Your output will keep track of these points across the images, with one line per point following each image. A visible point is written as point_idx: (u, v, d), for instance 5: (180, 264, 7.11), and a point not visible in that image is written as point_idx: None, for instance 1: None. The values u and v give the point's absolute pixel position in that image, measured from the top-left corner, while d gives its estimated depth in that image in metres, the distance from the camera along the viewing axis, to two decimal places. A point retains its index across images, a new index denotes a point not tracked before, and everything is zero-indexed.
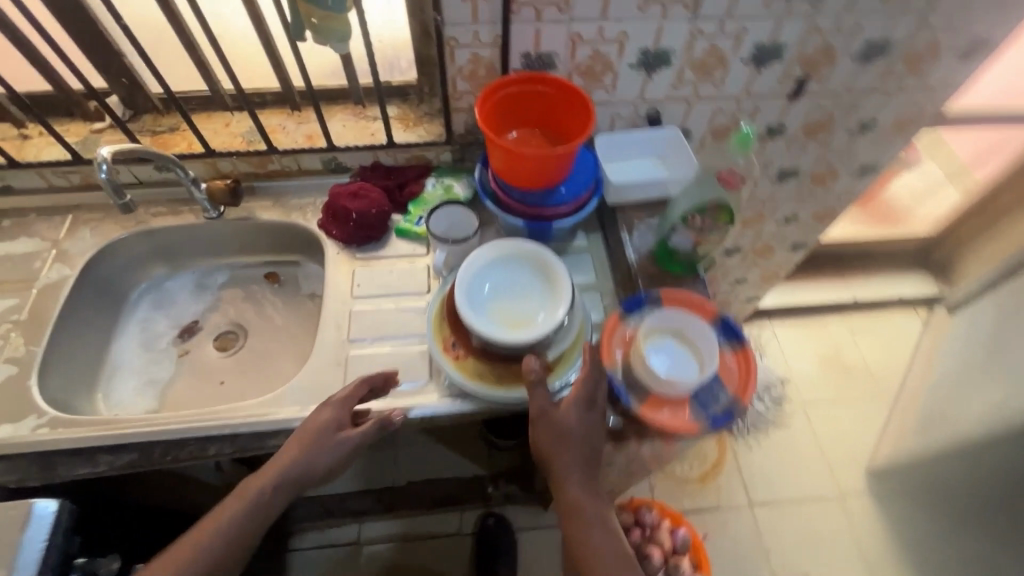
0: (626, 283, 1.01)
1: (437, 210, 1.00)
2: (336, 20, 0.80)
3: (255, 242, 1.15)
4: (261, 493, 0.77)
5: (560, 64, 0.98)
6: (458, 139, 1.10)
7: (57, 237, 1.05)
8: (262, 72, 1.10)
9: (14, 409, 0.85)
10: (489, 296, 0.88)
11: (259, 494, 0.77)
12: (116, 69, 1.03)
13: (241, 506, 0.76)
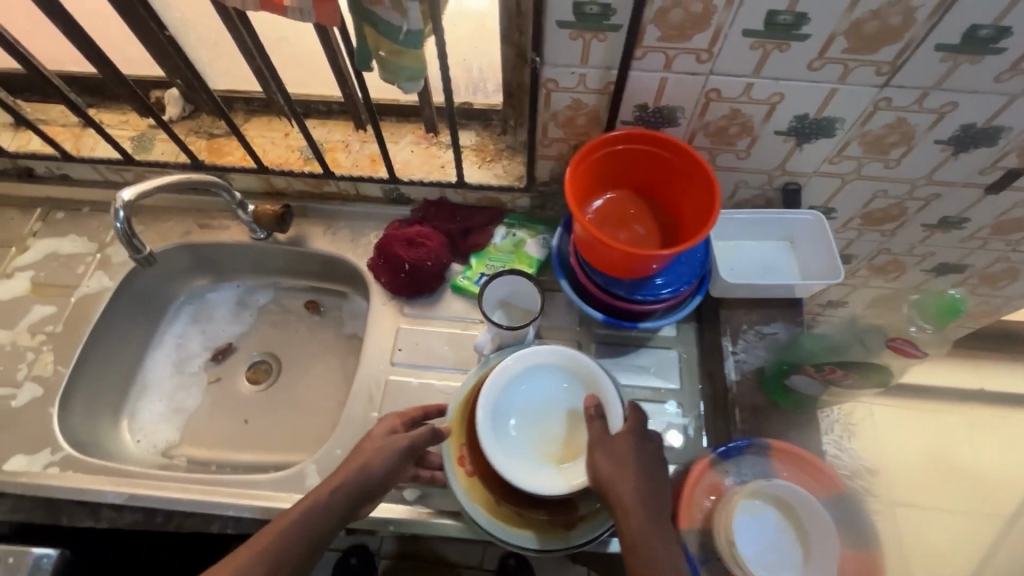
0: (718, 403, 0.81)
1: (501, 277, 0.85)
2: (408, 56, 0.63)
3: (299, 267, 1.04)
4: (286, 538, 0.62)
5: (684, 121, 0.76)
6: (539, 187, 0.92)
7: (103, 238, 0.99)
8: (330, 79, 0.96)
9: (30, 437, 0.80)
10: (525, 435, 0.77)
11: (279, 539, 0.62)
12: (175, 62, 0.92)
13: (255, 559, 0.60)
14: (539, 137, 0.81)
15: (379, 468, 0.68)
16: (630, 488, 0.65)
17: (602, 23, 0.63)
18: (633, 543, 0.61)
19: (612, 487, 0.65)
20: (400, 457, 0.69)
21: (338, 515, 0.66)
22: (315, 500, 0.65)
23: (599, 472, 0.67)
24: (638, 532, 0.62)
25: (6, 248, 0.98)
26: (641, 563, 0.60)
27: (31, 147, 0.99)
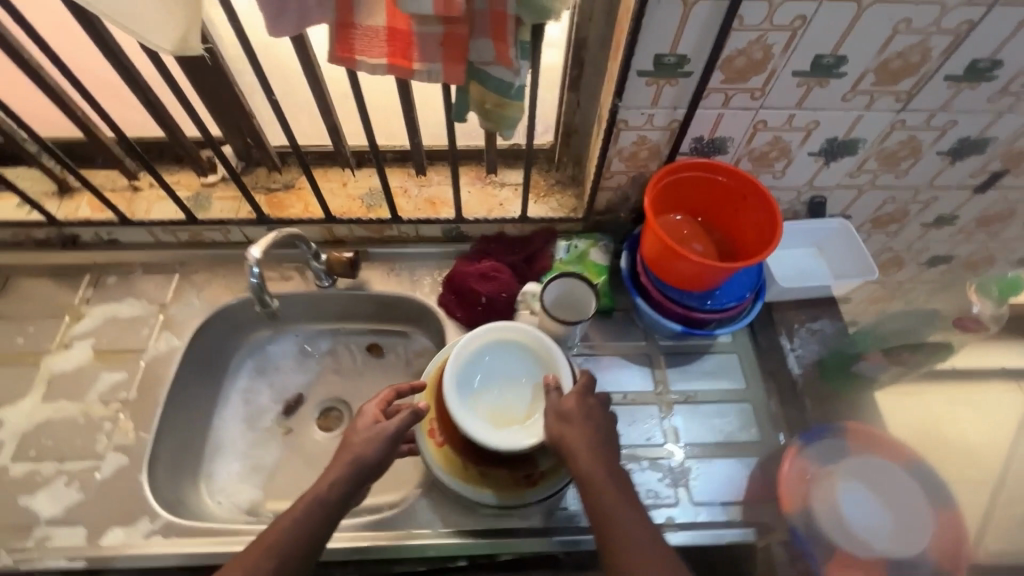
0: (787, 397, 0.90)
1: (555, 278, 0.92)
2: (512, 109, 0.69)
3: (360, 310, 1.06)
4: (287, 537, 0.63)
5: (732, 149, 0.87)
6: (596, 216, 1.00)
7: (163, 299, 0.98)
8: (386, 128, 1.01)
9: (124, 509, 0.78)
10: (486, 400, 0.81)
11: (291, 536, 0.64)
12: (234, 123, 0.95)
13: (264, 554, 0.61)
14: (603, 171, 0.89)
15: (367, 460, 0.70)
16: (587, 447, 0.70)
17: (676, 71, 0.73)
18: (596, 494, 0.66)
19: (572, 447, 0.70)
20: (388, 449, 0.72)
21: (342, 507, 0.68)
22: (304, 506, 0.66)
23: (561, 437, 0.72)
24: (601, 482, 0.67)
25: (58, 317, 0.95)
26: (603, 510, 0.65)
27: (81, 214, 0.98)
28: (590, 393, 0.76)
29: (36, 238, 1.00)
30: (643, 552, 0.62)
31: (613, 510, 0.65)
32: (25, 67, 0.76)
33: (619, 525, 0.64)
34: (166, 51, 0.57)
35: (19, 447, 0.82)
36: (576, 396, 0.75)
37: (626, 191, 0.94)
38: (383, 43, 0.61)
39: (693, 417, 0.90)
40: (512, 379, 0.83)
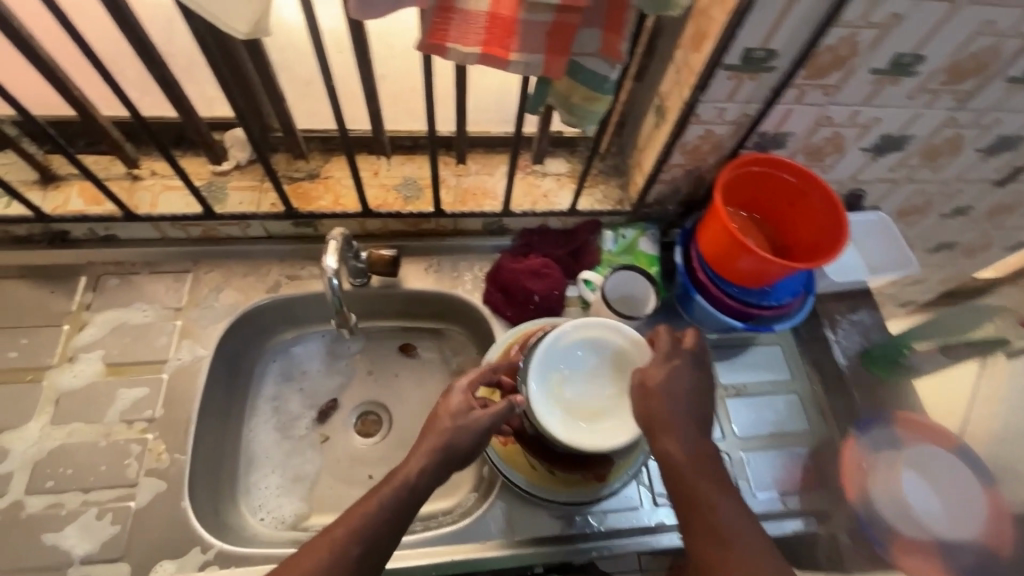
0: (833, 388, 0.93)
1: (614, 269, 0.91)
2: (600, 102, 0.65)
3: (394, 308, 0.98)
4: (375, 516, 0.60)
5: (791, 143, 0.86)
6: (645, 209, 0.97)
7: (177, 302, 0.87)
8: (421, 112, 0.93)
9: (171, 539, 0.71)
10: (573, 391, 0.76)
11: (378, 518, 0.60)
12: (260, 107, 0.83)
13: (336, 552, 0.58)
14: (663, 164, 0.86)
15: (454, 454, 0.65)
16: (677, 426, 0.65)
17: (761, 65, 0.71)
18: (686, 478, 0.63)
19: (658, 429, 0.65)
20: (476, 443, 0.66)
21: (427, 492, 0.64)
22: (391, 484, 0.63)
23: (650, 412, 0.67)
24: (692, 467, 0.63)
25: (55, 326, 0.84)
26: (692, 497, 0.62)
27: (72, 206, 0.85)
28: (673, 353, 0.70)
29: (15, 235, 0.86)
30: (738, 543, 0.59)
31: (706, 497, 0.62)
32: (15, 38, 0.64)
33: (712, 512, 0.61)
34: (239, 33, 0.48)
35: (33, 477, 0.73)
36: (661, 365, 0.69)
37: (678, 184, 0.92)
38: (480, 29, 0.55)
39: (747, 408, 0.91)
40: (577, 369, 0.78)
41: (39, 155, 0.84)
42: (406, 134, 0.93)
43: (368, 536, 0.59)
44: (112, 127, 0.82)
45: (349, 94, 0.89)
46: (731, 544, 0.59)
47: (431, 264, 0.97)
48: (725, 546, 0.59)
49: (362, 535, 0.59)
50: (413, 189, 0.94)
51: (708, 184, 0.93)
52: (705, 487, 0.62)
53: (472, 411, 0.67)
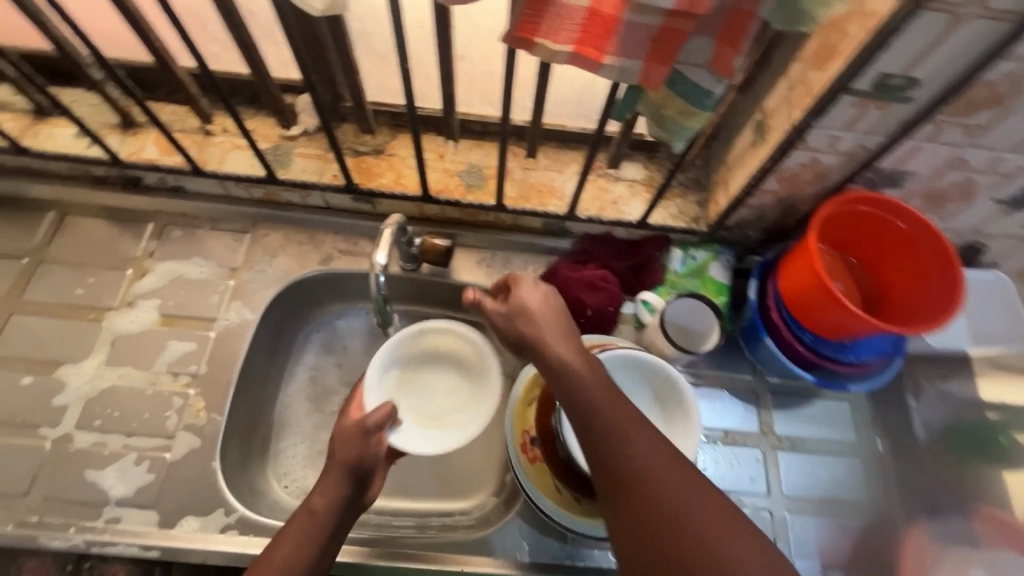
0: (904, 460, 0.84)
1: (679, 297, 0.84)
2: (696, 119, 0.57)
3: (440, 297, 0.95)
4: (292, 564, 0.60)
5: (910, 184, 0.74)
6: (724, 231, 0.89)
7: (233, 263, 0.88)
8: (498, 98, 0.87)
9: (199, 498, 0.73)
10: None
11: (297, 554, 0.61)
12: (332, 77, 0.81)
13: None
14: (752, 187, 0.77)
15: (354, 477, 0.64)
16: (558, 339, 0.65)
17: (896, 94, 0.61)
18: (600, 417, 0.59)
19: (583, 364, 0.62)
20: (379, 457, 0.66)
21: (354, 506, 0.65)
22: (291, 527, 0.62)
23: (536, 338, 0.65)
24: (584, 392, 0.61)
25: (119, 270, 0.86)
26: (650, 448, 0.58)
27: (147, 154, 0.86)
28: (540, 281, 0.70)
29: (94, 175, 0.89)
30: (680, 521, 0.53)
31: (613, 434, 0.58)
32: None
33: (621, 451, 0.57)
34: (313, 9, 0.46)
35: (84, 414, 0.76)
36: (530, 289, 0.69)
37: (766, 211, 0.83)
38: (574, 26, 0.49)
39: (802, 466, 0.83)
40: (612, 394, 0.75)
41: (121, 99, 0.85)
42: (478, 119, 0.89)
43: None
44: (190, 81, 0.82)
45: (426, 71, 0.85)
46: (632, 486, 0.56)
47: (485, 258, 0.93)
48: (657, 496, 0.55)
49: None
50: (477, 178, 0.89)
51: (799, 216, 0.83)
52: (626, 428, 0.58)
53: (367, 417, 0.66)
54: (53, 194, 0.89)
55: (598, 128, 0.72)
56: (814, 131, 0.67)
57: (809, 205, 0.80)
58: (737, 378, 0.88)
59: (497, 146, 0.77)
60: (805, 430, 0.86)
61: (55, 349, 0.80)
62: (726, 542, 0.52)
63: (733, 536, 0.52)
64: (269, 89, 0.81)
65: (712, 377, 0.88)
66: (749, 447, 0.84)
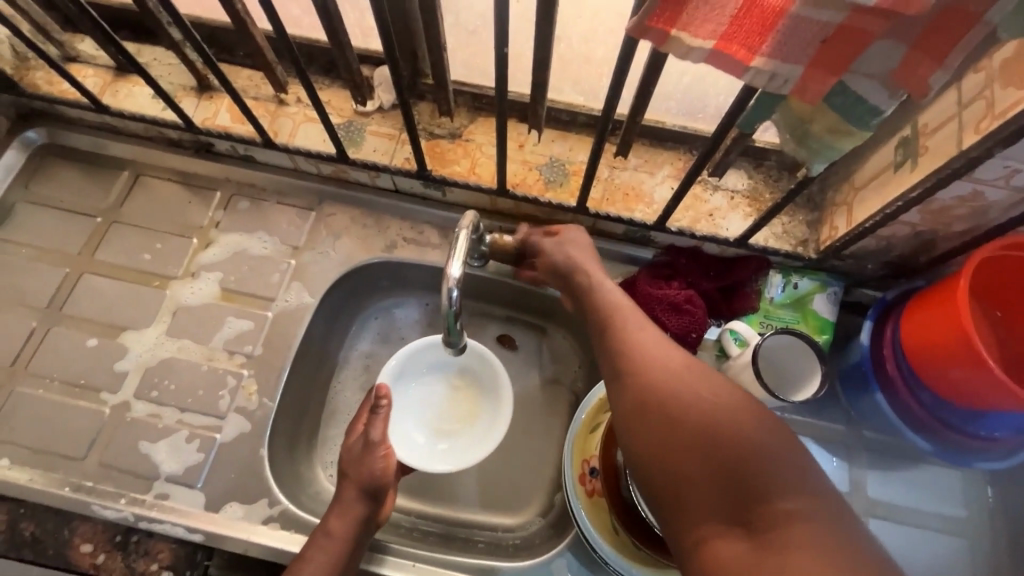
0: (1021, 549, 0.72)
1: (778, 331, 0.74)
2: (849, 139, 0.47)
3: (504, 297, 0.89)
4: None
5: None
6: (837, 259, 0.77)
7: (296, 241, 0.85)
8: (592, 86, 0.78)
9: (246, 485, 0.71)
10: None
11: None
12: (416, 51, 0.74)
13: None
14: (887, 217, 0.65)
15: (368, 494, 0.65)
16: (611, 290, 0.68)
17: None
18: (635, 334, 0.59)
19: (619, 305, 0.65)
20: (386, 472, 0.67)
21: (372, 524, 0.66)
22: (317, 545, 0.63)
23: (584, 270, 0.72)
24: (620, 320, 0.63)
25: (186, 238, 0.85)
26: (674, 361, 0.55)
27: (219, 121, 0.83)
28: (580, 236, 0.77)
29: (167, 137, 0.87)
30: (724, 428, 0.47)
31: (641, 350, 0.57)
32: None
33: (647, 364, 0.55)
34: None
35: (142, 383, 0.76)
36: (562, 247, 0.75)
37: (895, 244, 0.71)
38: (724, 16, 0.39)
39: (897, 539, 0.73)
40: None
41: (197, 62, 0.81)
42: (567, 108, 0.80)
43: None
44: (267, 47, 0.77)
45: (516, 51, 0.76)
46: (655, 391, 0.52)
47: None
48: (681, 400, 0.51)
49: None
50: (559, 173, 0.81)
51: (935, 253, 0.71)
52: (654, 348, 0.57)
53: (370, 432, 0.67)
54: (128, 154, 0.88)
55: (714, 138, 0.61)
56: (989, 160, 0.54)
57: (952, 244, 0.68)
58: (830, 427, 0.78)
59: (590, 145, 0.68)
60: (905, 498, 0.75)
61: (119, 313, 0.80)
62: (768, 457, 0.45)
63: (769, 445, 0.46)
64: (348, 62, 0.75)
65: (799, 423, 0.78)
66: None
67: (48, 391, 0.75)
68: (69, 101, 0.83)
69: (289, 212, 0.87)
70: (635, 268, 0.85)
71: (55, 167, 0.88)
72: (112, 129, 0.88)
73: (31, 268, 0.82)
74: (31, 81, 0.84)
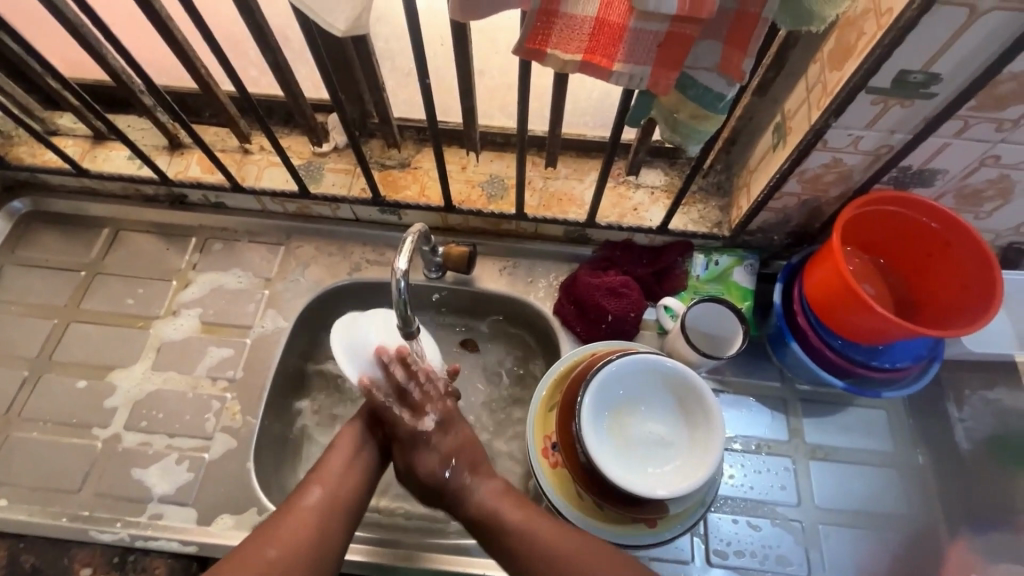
0: (945, 470, 0.81)
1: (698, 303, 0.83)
2: (710, 121, 0.58)
3: (465, 304, 0.97)
4: (347, 473, 0.69)
5: (940, 183, 0.72)
6: (749, 235, 0.87)
7: (268, 273, 0.93)
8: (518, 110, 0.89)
9: (235, 497, 0.76)
10: (622, 425, 0.75)
11: (342, 472, 0.69)
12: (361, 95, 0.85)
13: (328, 492, 0.66)
14: (775, 190, 0.76)
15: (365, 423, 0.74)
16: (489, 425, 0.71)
17: (917, 90, 0.60)
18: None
19: (514, 514, 0.67)
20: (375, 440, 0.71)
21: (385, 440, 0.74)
22: (341, 441, 0.72)
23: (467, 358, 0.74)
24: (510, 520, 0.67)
25: (165, 281, 0.92)
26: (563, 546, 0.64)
27: (191, 173, 0.92)
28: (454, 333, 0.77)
29: (144, 194, 0.96)
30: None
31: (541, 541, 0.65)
32: (155, 19, 0.69)
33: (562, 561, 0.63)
34: (336, 31, 0.48)
35: (131, 415, 0.82)
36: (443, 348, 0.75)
37: (790, 214, 0.82)
38: (583, 36, 0.50)
39: (837, 476, 0.81)
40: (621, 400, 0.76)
41: (168, 123, 0.91)
42: (500, 131, 0.91)
43: (338, 492, 0.67)
44: (230, 104, 0.87)
45: (450, 87, 0.88)
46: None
47: (508, 266, 0.94)
48: None
49: (333, 496, 0.66)
50: (500, 186, 0.92)
51: (824, 218, 0.82)
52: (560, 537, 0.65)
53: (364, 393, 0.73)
54: (107, 212, 0.97)
55: (613, 134, 0.73)
56: (835, 131, 0.66)
57: (834, 208, 0.79)
58: (767, 384, 0.86)
59: (518, 158, 0.79)
60: (841, 439, 0.83)
61: (106, 355, 0.86)
62: None
63: None
64: (303, 109, 0.86)
65: (739, 383, 0.86)
66: (779, 456, 0.82)
67: (43, 432, 0.81)
68: (52, 168, 0.91)
69: (260, 248, 0.95)
70: (577, 264, 0.94)
71: (39, 231, 0.96)
72: (91, 191, 0.97)
73: (20, 322, 0.89)
74: (16, 155, 0.92)
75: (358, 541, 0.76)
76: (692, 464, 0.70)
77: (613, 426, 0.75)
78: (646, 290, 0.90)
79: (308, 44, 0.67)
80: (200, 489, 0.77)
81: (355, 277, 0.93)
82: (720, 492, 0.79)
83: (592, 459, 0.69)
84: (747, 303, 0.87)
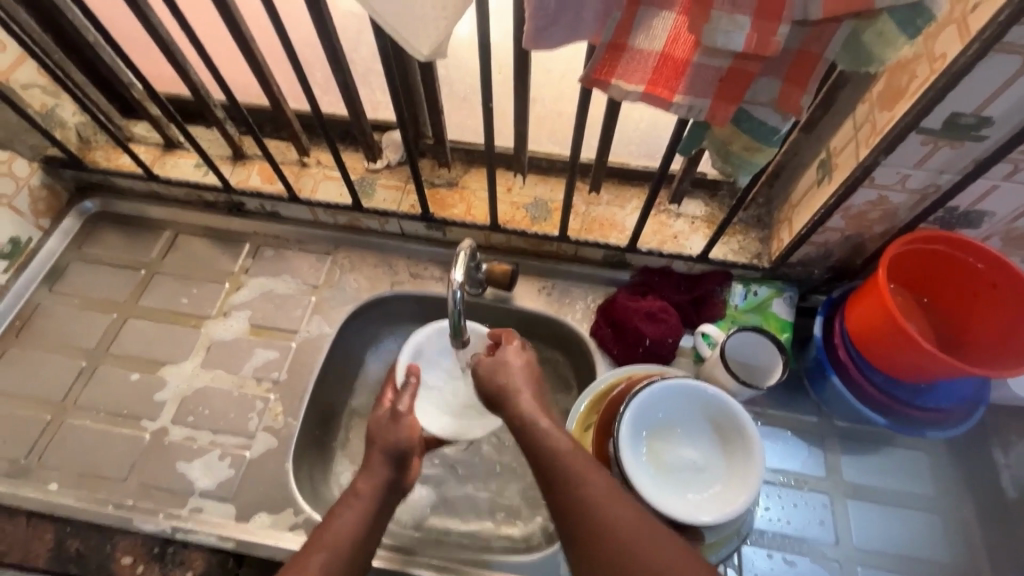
0: (988, 517, 0.79)
1: (737, 335, 0.83)
2: (762, 153, 0.60)
3: (502, 322, 0.99)
4: (344, 538, 0.62)
5: (987, 225, 0.73)
6: (789, 267, 0.88)
7: (315, 281, 0.96)
8: (566, 137, 0.93)
9: (274, 496, 0.78)
10: (655, 447, 0.75)
11: (351, 535, 0.63)
12: (418, 114, 0.89)
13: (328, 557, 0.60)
14: (817, 224, 0.77)
15: (393, 460, 0.70)
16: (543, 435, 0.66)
17: (968, 133, 0.61)
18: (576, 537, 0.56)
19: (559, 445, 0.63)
20: (419, 437, 0.72)
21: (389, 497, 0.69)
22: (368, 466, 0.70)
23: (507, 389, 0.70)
24: (562, 481, 0.60)
25: (218, 283, 0.96)
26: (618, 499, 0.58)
27: (252, 182, 0.97)
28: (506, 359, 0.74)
29: (205, 200, 1.01)
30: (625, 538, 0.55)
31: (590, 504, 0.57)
32: (242, 39, 0.75)
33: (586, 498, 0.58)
34: (420, 55, 0.52)
35: (179, 410, 0.85)
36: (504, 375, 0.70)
37: (832, 249, 0.83)
38: (648, 68, 0.53)
39: (878, 516, 0.79)
40: (658, 423, 0.76)
41: (235, 135, 0.97)
42: (548, 156, 0.94)
43: (342, 558, 0.61)
44: (295, 120, 0.93)
45: (502, 112, 0.92)
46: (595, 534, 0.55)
47: (546, 286, 0.97)
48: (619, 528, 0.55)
49: (341, 562, 0.61)
50: (544, 208, 0.94)
51: (867, 254, 0.83)
52: (602, 500, 0.57)
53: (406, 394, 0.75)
54: (168, 216, 1.02)
55: (662, 163, 0.75)
56: (885, 167, 0.67)
57: (877, 244, 0.80)
58: (805, 418, 0.85)
59: (568, 180, 0.82)
60: (880, 478, 0.81)
61: (159, 351, 0.90)
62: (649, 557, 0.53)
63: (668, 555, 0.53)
64: (364, 126, 0.90)
65: (775, 415, 0.86)
66: (818, 493, 0.80)
67: (95, 421, 0.84)
68: (124, 172, 0.97)
69: (309, 256, 0.99)
70: (615, 288, 0.96)
71: (104, 231, 1.01)
72: (156, 196, 1.02)
73: (82, 315, 0.93)
74: (92, 158, 0.98)
75: (393, 550, 0.77)
76: (733, 488, 0.70)
77: (649, 448, 0.75)
78: (684, 316, 0.91)
79: (382, 63, 0.71)
80: (239, 485, 0.79)
81: (398, 287, 0.96)
82: (754, 526, 0.78)
83: (630, 480, 0.69)
84: (783, 332, 0.87)
